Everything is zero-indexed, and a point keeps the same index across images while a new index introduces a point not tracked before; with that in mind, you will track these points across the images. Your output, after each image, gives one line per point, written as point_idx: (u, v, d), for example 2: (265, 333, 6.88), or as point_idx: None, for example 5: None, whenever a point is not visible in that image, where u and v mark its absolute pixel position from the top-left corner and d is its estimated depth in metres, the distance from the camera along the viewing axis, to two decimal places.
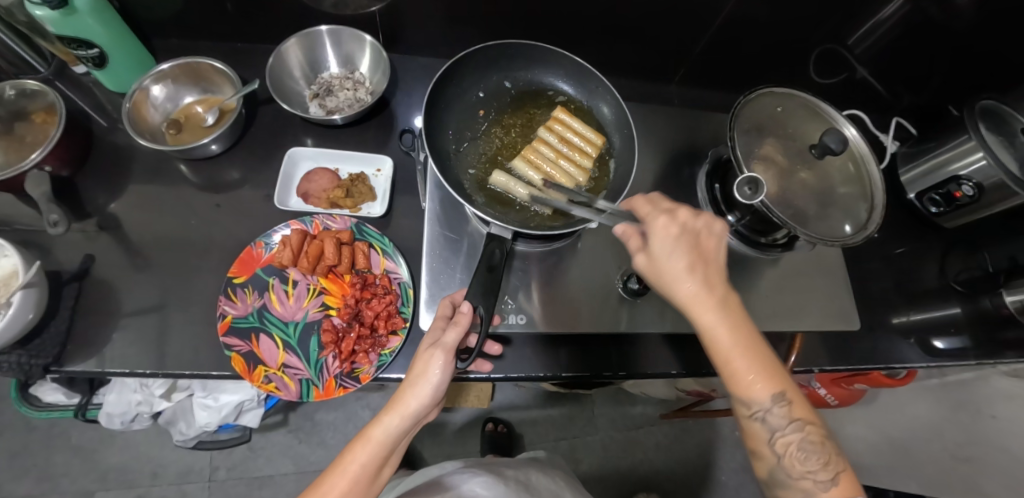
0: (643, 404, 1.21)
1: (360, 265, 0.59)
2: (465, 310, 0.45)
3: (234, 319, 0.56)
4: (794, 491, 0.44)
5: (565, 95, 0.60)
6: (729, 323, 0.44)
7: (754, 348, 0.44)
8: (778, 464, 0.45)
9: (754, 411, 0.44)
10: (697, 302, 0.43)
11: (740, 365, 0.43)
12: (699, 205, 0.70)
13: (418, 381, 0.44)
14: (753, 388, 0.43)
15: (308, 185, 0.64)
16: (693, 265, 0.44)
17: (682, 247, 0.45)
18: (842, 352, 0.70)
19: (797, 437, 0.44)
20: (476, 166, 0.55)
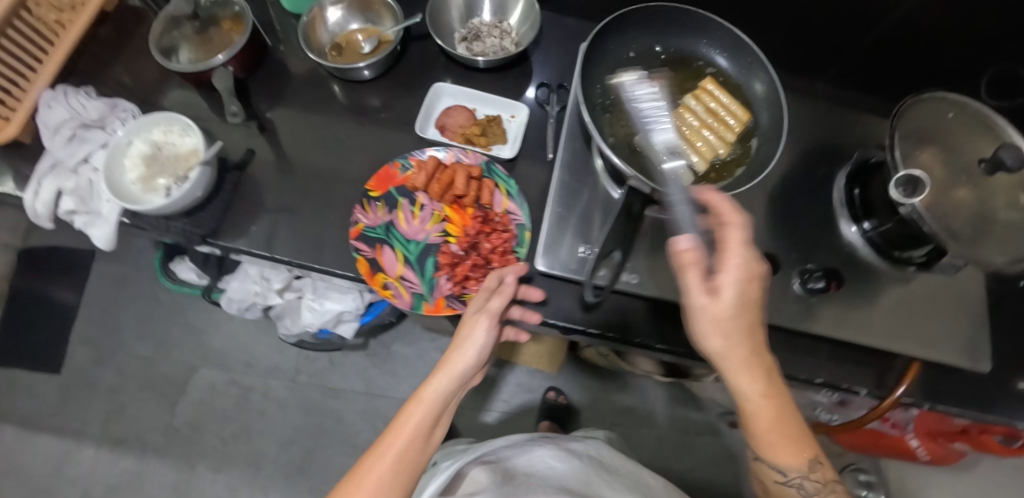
0: (707, 412, 1.17)
1: (484, 201, 0.62)
2: (509, 282, 0.53)
3: (365, 228, 0.61)
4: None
5: (715, 67, 0.59)
6: (772, 388, 0.42)
7: (790, 413, 0.43)
8: None
9: (788, 477, 0.45)
10: (744, 362, 0.41)
11: (781, 434, 0.43)
12: (832, 208, 0.66)
13: (467, 344, 0.50)
14: (783, 454, 0.44)
15: (446, 120, 0.67)
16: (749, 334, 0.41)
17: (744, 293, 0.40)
18: (965, 397, 0.64)
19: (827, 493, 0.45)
20: (618, 124, 0.55)
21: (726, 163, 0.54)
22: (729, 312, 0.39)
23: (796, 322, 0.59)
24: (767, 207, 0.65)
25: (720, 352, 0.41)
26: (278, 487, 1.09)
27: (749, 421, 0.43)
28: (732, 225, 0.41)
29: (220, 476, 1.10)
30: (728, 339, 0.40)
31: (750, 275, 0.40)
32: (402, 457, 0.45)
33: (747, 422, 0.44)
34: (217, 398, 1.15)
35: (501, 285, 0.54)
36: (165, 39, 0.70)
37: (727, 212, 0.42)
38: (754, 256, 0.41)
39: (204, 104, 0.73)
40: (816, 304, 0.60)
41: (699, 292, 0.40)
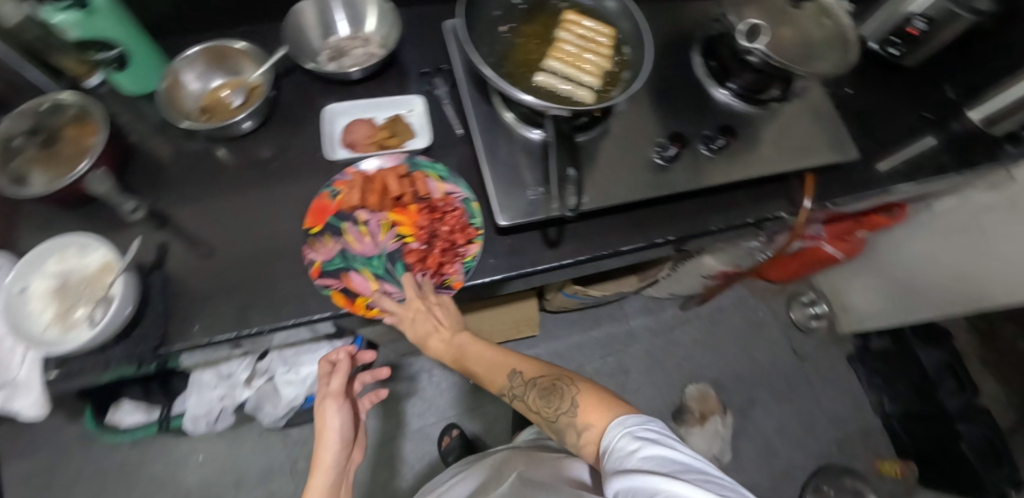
0: (672, 308, 1.30)
1: (421, 192, 0.64)
2: (340, 357, 0.64)
3: (323, 264, 0.61)
4: (569, 430, 0.51)
5: (568, 2, 0.65)
6: (454, 354, 0.60)
7: (485, 353, 0.60)
8: (545, 420, 0.53)
9: (509, 395, 0.57)
10: (476, 355, 0.60)
11: (483, 372, 0.59)
12: (699, 82, 0.76)
13: (323, 436, 0.60)
14: (497, 381, 0.58)
15: (352, 136, 0.68)
16: (432, 327, 0.58)
17: (411, 322, 0.58)
18: (844, 187, 0.83)
19: (537, 393, 0.54)
20: (513, 72, 0.59)
21: (613, 74, 0.60)
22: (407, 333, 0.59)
23: (717, 176, 0.69)
24: (653, 98, 0.73)
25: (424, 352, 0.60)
26: None
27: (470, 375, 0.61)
28: (382, 301, 0.59)
29: None
30: (424, 337, 0.58)
31: (392, 310, 0.59)
32: None
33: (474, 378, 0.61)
34: None
35: (332, 364, 0.65)
36: (8, 169, 0.62)
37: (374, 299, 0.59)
38: (411, 297, 0.58)
39: (83, 223, 0.66)
40: (724, 158, 0.70)
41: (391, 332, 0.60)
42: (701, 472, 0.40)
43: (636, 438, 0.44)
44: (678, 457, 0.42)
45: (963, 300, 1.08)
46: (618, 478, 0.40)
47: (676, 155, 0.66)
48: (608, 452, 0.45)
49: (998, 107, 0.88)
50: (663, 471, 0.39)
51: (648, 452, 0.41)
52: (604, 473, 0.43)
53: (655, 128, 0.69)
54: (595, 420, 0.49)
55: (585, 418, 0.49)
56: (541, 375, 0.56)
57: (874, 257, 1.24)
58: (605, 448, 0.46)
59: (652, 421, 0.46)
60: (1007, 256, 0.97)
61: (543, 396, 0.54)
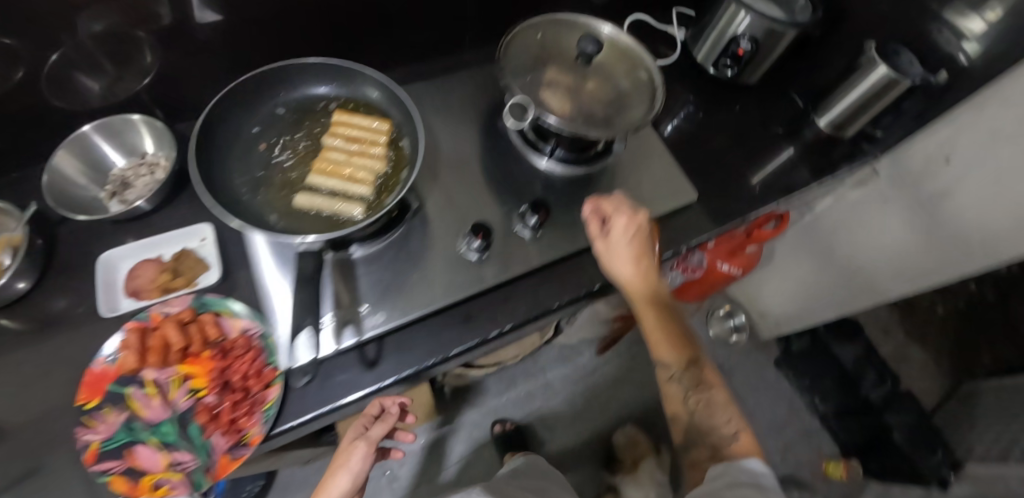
0: (588, 350, 1.27)
1: (213, 336, 0.57)
2: (390, 411, 0.70)
3: (102, 444, 0.54)
4: (707, 447, 0.55)
5: (334, 100, 0.58)
6: (658, 303, 0.57)
7: (679, 327, 0.59)
8: (687, 418, 0.58)
9: (672, 371, 0.59)
10: (669, 322, 0.58)
11: (662, 337, 0.58)
12: (519, 150, 0.70)
13: (345, 468, 0.64)
14: (664, 352, 0.59)
15: (134, 282, 0.60)
16: (637, 259, 0.56)
17: (628, 255, 0.56)
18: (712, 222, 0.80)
19: (704, 394, 0.57)
20: (276, 199, 0.52)
21: (392, 174, 0.54)
22: (627, 251, 0.56)
23: (547, 252, 0.64)
24: (475, 175, 0.68)
25: (628, 284, 0.57)
26: None
27: (646, 328, 0.58)
28: (612, 208, 0.58)
29: None
30: (620, 261, 0.56)
31: (630, 231, 0.56)
32: None
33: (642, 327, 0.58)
34: None
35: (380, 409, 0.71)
36: None
37: (603, 203, 0.58)
38: (624, 212, 0.57)
39: None
40: (550, 233, 0.66)
41: (603, 244, 0.57)
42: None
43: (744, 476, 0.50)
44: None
45: (863, 293, 1.09)
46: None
47: (481, 248, 0.60)
48: (719, 478, 0.51)
49: (844, 109, 0.87)
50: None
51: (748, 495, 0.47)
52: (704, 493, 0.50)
53: (470, 214, 0.64)
54: (717, 451, 0.54)
55: (730, 450, 0.54)
56: (713, 383, 0.58)
57: (782, 260, 1.23)
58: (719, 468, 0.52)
59: (765, 468, 0.51)
60: (886, 243, 1.00)
61: (708, 401, 0.57)
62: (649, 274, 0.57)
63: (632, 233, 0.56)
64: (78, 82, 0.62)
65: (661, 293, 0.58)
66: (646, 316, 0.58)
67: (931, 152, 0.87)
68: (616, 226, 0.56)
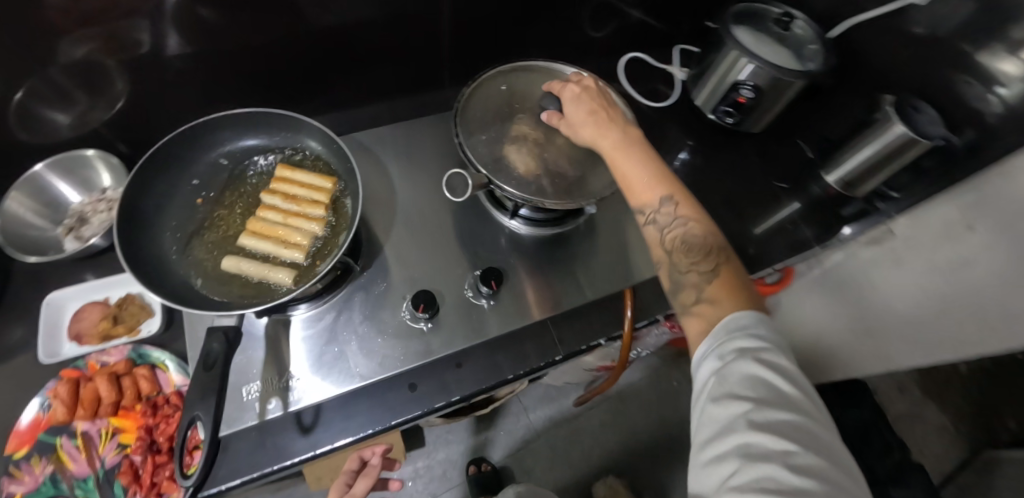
0: (574, 392, 1.21)
1: (147, 391, 0.57)
2: (372, 462, 0.62)
3: (24, 497, 0.52)
4: (687, 289, 0.41)
5: (278, 152, 0.56)
6: (622, 141, 0.50)
7: (653, 162, 0.48)
8: (669, 262, 0.44)
9: (647, 214, 0.45)
10: (637, 167, 0.47)
11: (636, 175, 0.47)
12: (484, 206, 0.66)
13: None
14: (637, 193, 0.46)
15: (77, 325, 0.57)
16: (593, 110, 0.52)
17: (584, 118, 0.52)
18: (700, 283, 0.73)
19: (681, 227, 0.44)
20: (206, 260, 0.50)
21: (329, 238, 0.51)
22: (578, 112, 0.53)
23: (504, 321, 0.61)
24: (437, 229, 0.64)
25: (591, 138, 0.51)
26: None
27: (616, 172, 0.49)
28: (558, 86, 0.57)
29: None
30: (580, 116, 0.53)
31: (578, 94, 0.55)
32: None
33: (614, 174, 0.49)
34: None
35: (360, 462, 0.63)
36: None
37: (553, 84, 0.58)
38: (569, 84, 0.56)
39: None
40: (509, 300, 0.62)
41: (563, 122, 0.54)
42: (812, 410, 0.33)
43: (741, 336, 0.35)
44: (789, 390, 0.33)
45: (881, 361, 0.93)
46: (712, 389, 0.35)
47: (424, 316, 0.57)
48: (709, 350, 0.37)
49: (854, 167, 0.80)
50: (767, 422, 0.31)
51: (744, 372, 0.33)
52: (694, 371, 0.38)
53: (424, 274, 0.61)
54: (711, 317, 0.39)
55: (720, 298, 0.39)
56: (699, 219, 0.44)
57: (790, 314, 1.10)
58: (709, 330, 0.38)
59: (767, 319, 0.37)
60: (902, 311, 0.83)
61: (685, 238, 0.43)
62: (611, 120, 0.51)
63: (578, 94, 0.55)
64: (46, 116, 0.57)
65: (628, 134, 0.50)
66: (612, 155, 0.49)
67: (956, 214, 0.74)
68: (566, 93, 0.55)
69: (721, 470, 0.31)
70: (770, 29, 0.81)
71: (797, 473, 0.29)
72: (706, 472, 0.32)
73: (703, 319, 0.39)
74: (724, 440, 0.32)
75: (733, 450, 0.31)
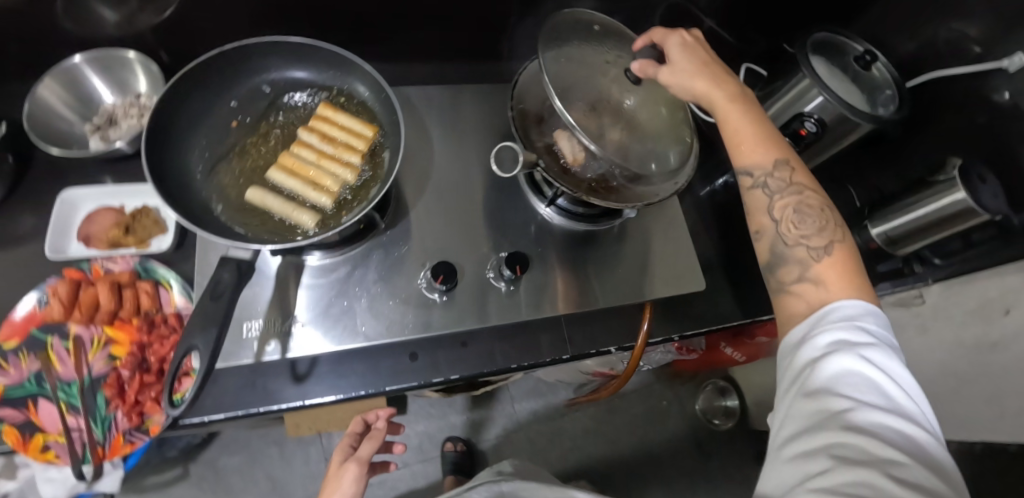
0: (564, 391, 1.19)
1: (147, 306, 0.55)
2: (378, 426, 0.62)
3: (5, 389, 0.50)
4: (795, 262, 0.44)
5: (325, 90, 0.53)
6: (736, 98, 0.50)
7: (762, 125, 0.50)
8: (775, 231, 0.46)
9: (756, 176, 0.48)
10: (751, 129, 0.49)
11: (749, 135, 0.49)
12: (522, 188, 0.64)
13: (337, 492, 0.55)
14: (751, 155, 0.48)
15: (88, 227, 0.57)
16: (707, 71, 0.52)
17: (696, 71, 0.52)
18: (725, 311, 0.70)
19: (792, 197, 0.46)
20: (231, 187, 0.48)
21: (359, 188, 0.49)
22: (690, 64, 0.53)
23: (518, 311, 0.58)
24: (471, 202, 0.61)
25: (704, 89, 0.51)
26: None
27: (726, 128, 0.50)
28: (661, 34, 0.56)
29: None
30: (694, 78, 0.52)
31: (687, 45, 0.54)
32: None
33: (722, 130, 0.51)
34: None
35: (363, 426, 0.64)
36: None
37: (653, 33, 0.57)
38: (678, 31, 0.55)
39: None
40: (526, 290, 0.59)
41: (668, 70, 0.53)
42: (911, 419, 0.34)
43: (845, 334, 0.37)
44: (887, 392, 0.35)
45: None
46: (807, 388, 0.36)
47: (439, 288, 0.54)
48: (807, 345, 0.38)
49: (901, 226, 0.76)
50: (867, 423, 0.33)
51: (845, 371, 0.35)
52: (787, 362, 0.39)
53: (445, 245, 0.58)
54: (816, 302, 0.41)
55: (827, 281, 0.41)
56: (808, 187, 0.47)
57: None
58: (807, 322, 0.40)
59: (874, 314, 0.38)
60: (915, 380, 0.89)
61: (796, 210, 0.46)
62: (724, 78, 0.52)
63: (688, 45, 0.54)
64: (94, 8, 0.55)
65: (742, 94, 0.51)
66: (727, 112, 0.50)
67: (990, 298, 0.73)
68: (675, 48, 0.54)
69: (815, 458, 0.33)
70: (848, 65, 0.77)
71: (895, 472, 0.31)
72: (798, 458, 0.34)
73: (803, 297, 0.42)
74: (816, 437, 0.33)
75: (826, 448, 0.32)
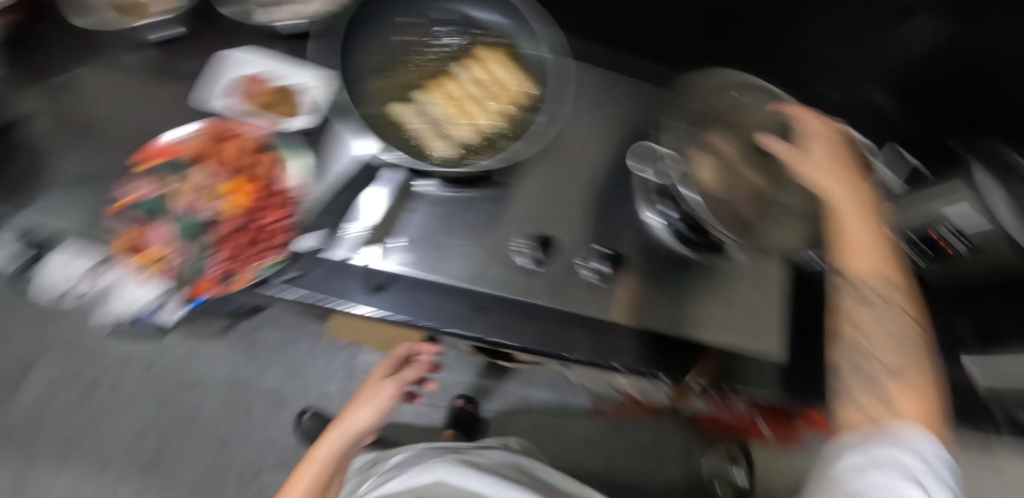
0: (581, 395, 1.19)
1: (267, 174, 0.58)
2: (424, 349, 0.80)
3: (137, 202, 0.57)
4: (870, 381, 0.41)
5: (488, 34, 0.57)
6: (859, 204, 0.46)
7: (880, 234, 0.46)
8: (860, 343, 0.43)
9: (856, 282, 0.44)
10: (868, 234, 0.45)
11: (863, 239, 0.45)
12: (632, 191, 0.65)
13: (372, 400, 0.71)
14: (858, 260, 0.44)
15: (241, 88, 0.62)
16: (837, 161, 0.49)
17: (823, 158, 0.49)
18: None
19: (890, 316, 0.42)
20: (385, 97, 0.53)
21: (496, 136, 0.53)
22: (824, 156, 0.49)
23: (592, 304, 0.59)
24: (578, 187, 0.65)
25: (826, 179, 0.48)
26: (127, 484, 1.01)
27: (835, 224, 0.47)
28: (802, 113, 0.53)
29: (59, 477, 0.99)
30: (821, 164, 0.49)
31: (824, 132, 0.51)
32: None
33: (832, 224, 0.47)
34: (57, 395, 1.03)
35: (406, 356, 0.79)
36: None
37: (796, 107, 0.54)
38: (818, 116, 0.52)
39: None
40: (608, 288, 0.60)
41: (799, 153, 0.50)
42: None
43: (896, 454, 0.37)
44: None
45: None
46: (840, 493, 0.37)
47: (538, 257, 0.59)
48: (856, 458, 0.38)
49: None
50: None
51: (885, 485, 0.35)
52: (830, 473, 0.39)
53: (543, 219, 0.63)
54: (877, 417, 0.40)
55: (902, 408, 0.39)
56: (911, 312, 0.43)
57: None
58: (860, 436, 0.39)
59: (937, 447, 0.37)
60: None
61: (891, 329, 0.42)
62: (854, 179, 0.48)
63: (825, 136, 0.51)
64: None
65: (867, 203, 0.47)
66: (844, 216, 0.46)
67: None
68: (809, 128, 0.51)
69: None
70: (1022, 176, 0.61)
71: None
72: None
73: (869, 416, 0.40)
74: None
75: None
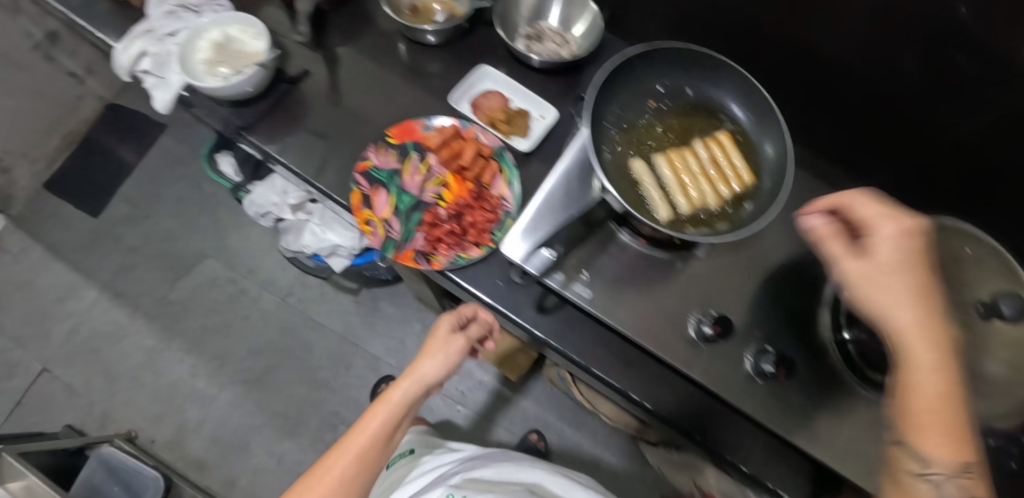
0: (652, 478, 1.12)
1: (484, 179, 0.66)
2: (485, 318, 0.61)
3: (373, 167, 0.67)
4: None
5: (734, 122, 0.61)
6: (943, 360, 0.34)
7: (962, 402, 0.34)
8: None
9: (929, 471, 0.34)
10: (953, 412, 0.34)
11: (942, 414, 0.34)
12: (817, 305, 0.62)
13: (442, 351, 0.57)
14: (934, 447, 0.34)
15: (483, 101, 0.72)
16: (919, 291, 0.36)
17: (903, 288, 0.36)
18: None
19: None
20: (624, 146, 0.58)
21: (711, 214, 0.55)
22: (894, 269, 0.37)
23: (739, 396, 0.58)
24: (758, 281, 0.63)
25: (911, 331, 0.35)
26: (232, 387, 1.14)
27: (912, 390, 0.35)
28: (864, 210, 0.40)
29: (189, 358, 1.16)
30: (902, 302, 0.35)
31: (907, 247, 0.37)
32: (364, 454, 0.49)
33: (903, 389, 0.35)
34: (212, 290, 1.21)
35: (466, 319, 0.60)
36: None
37: (846, 196, 0.41)
38: (891, 219, 0.38)
39: (286, 20, 0.80)
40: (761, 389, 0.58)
41: (869, 273, 0.37)
42: None
43: None
44: None
45: None
46: None
47: (710, 337, 0.58)
48: None
49: None
50: None
51: None
52: None
53: (718, 301, 0.62)
54: None
55: None
56: None
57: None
58: None
59: None
60: None
61: None
62: (939, 326, 0.35)
63: (898, 243, 0.37)
64: None
65: (948, 339, 0.35)
66: (919, 381, 0.34)
67: None
68: (886, 239, 0.37)
69: None
70: None
71: None
72: None
73: None
74: None
75: None
